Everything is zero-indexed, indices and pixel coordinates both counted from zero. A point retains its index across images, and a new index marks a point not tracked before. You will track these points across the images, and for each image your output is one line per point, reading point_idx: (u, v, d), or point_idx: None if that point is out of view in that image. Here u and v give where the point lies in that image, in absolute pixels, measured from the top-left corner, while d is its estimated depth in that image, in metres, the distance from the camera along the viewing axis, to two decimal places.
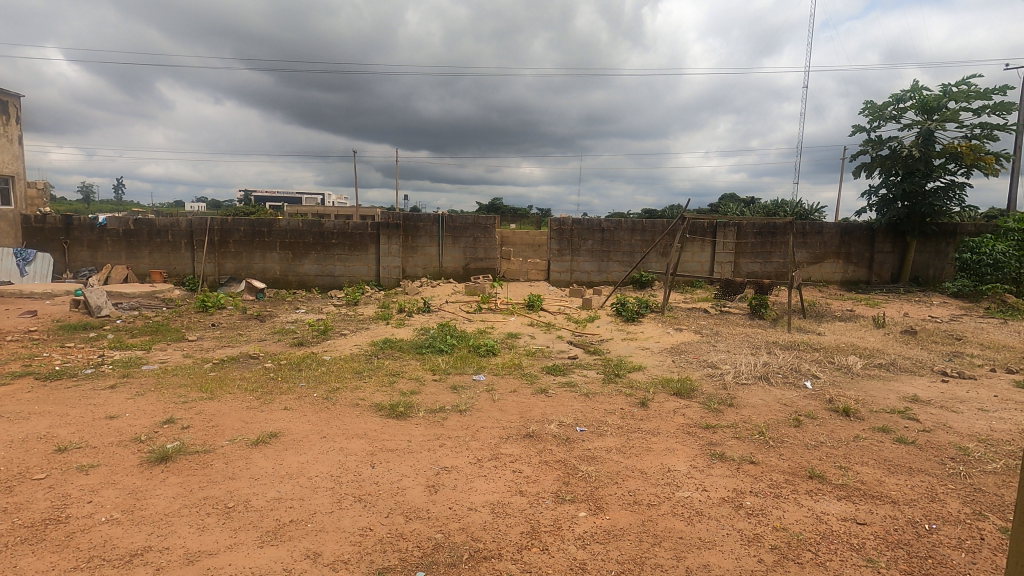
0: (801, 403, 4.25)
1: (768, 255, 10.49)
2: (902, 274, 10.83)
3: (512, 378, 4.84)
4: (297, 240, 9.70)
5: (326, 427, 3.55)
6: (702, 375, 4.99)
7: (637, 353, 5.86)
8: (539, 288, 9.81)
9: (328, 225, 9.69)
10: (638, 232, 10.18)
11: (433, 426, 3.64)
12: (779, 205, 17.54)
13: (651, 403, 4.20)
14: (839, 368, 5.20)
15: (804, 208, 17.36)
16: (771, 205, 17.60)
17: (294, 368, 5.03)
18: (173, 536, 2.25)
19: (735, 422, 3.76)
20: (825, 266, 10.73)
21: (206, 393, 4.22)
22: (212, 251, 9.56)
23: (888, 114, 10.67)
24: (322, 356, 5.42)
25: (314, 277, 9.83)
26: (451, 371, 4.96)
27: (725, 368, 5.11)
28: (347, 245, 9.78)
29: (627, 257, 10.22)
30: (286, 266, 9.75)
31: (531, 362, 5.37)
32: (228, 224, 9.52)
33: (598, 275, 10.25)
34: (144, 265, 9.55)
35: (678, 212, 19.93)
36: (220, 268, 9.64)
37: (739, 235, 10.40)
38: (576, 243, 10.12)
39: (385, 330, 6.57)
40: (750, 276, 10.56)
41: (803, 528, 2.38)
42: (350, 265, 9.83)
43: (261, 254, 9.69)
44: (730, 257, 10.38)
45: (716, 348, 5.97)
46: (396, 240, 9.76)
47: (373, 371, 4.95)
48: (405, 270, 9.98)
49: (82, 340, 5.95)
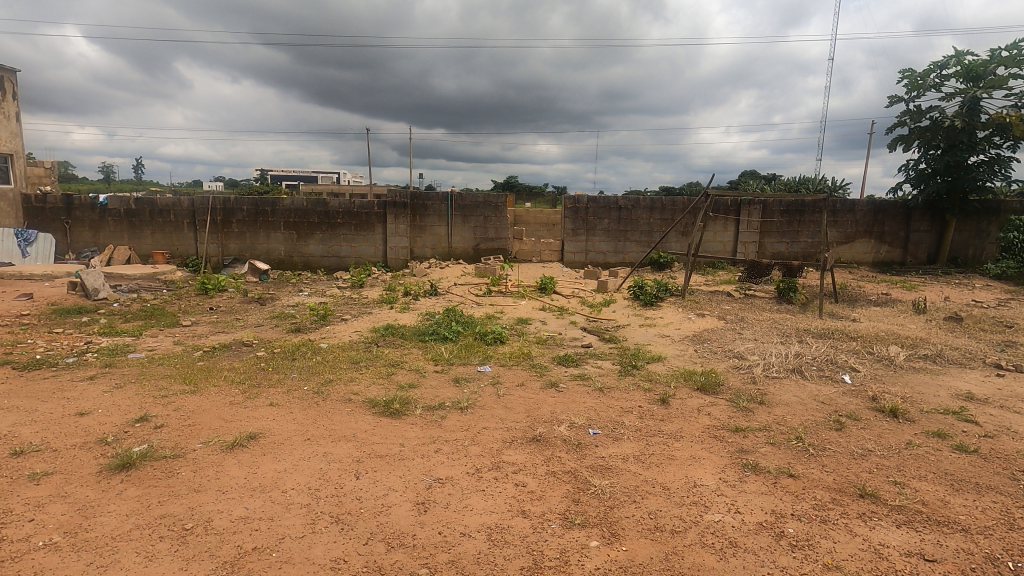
0: (841, 401, 3.82)
1: (795, 235, 9.97)
2: (940, 255, 10.18)
3: (521, 370, 4.47)
4: (302, 220, 9.37)
5: (312, 428, 3.21)
6: (728, 368, 4.57)
7: (656, 342, 5.44)
8: (552, 270, 9.39)
9: (333, 204, 9.34)
10: (657, 211, 9.66)
11: (430, 426, 3.29)
12: (801, 182, 16.88)
13: (673, 400, 3.80)
14: (880, 359, 4.73)
15: (829, 185, 16.60)
16: (793, 182, 16.96)
17: (288, 357, 4.71)
18: (115, 568, 1.93)
19: (769, 425, 3.35)
20: (856, 246, 10.12)
21: (189, 385, 3.92)
22: (214, 231, 9.27)
23: (929, 82, 9.90)
24: (318, 344, 5.09)
25: (319, 257, 9.51)
26: (454, 362, 4.60)
27: (754, 360, 4.68)
28: (353, 225, 9.42)
29: (645, 237, 9.73)
30: (291, 246, 9.44)
31: (541, 352, 5.00)
32: (231, 203, 9.21)
33: (615, 256, 9.79)
34: (146, 245, 9.30)
35: (697, 189, 19.37)
36: (223, 248, 9.36)
37: (765, 213, 9.80)
38: (591, 223, 9.64)
39: (388, 315, 6.23)
40: (776, 257, 10.03)
41: (860, 568, 1.98)
42: (357, 246, 9.49)
43: (265, 234, 9.38)
44: (755, 237, 9.82)
45: (743, 336, 5.52)
46: (403, 219, 9.38)
47: (371, 360, 4.60)
48: (413, 250, 9.61)
49: (73, 324, 5.70)
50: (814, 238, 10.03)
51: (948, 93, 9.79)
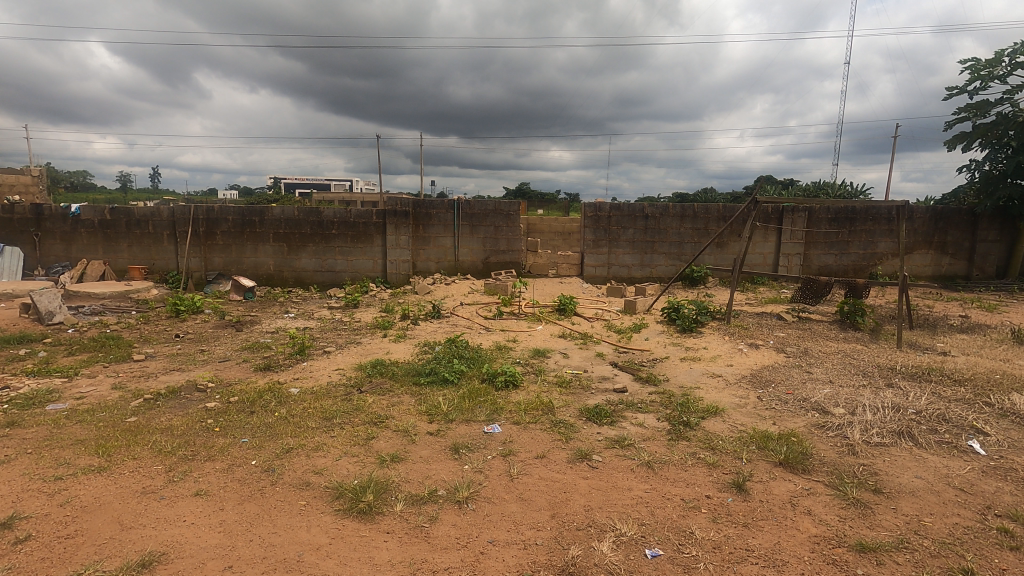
0: (989, 488, 2.75)
1: (845, 246, 8.84)
2: (1012, 268, 9.05)
3: (540, 431, 3.44)
4: (293, 231, 8.46)
5: (242, 544, 2.22)
6: (810, 427, 3.50)
7: (706, 384, 4.39)
8: (571, 286, 8.37)
9: (327, 213, 8.42)
10: (688, 220, 8.62)
11: (411, 539, 2.28)
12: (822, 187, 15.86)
13: (753, 486, 2.75)
14: (1006, 415, 3.64)
15: (853, 189, 15.53)
16: (814, 188, 15.93)
17: (245, 409, 3.72)
18: None
19: (908, 539, 2.29)
20: (914, 258, 8.97)
21: (100, 460, 2.95)
22: (196, 243, 8.37)
23: (996, 72, 8.74)
24: (288, 389, 4.11)
25: (312, 272, 8.58)
26: (454, 418, 3.59)
27: (842, 415, 3.61)
28: (349, 236, 8.49)
29: (674, 249, 8.69)
30: (281, 260, 8.53)
31: (565, 400, 3.97)
32: (215, 212, 8.33)
33: (640, 270, 8.75)
34: (123, 260, 8.44)
35: (711, 195, 18.40)
36: (206, 262, 8.46)
37: (810, 221, 8.71)
38: (614, 233, 8.59)
39: (379, 346, 5.24)
40: (823, 271, 8.91)
41: None
42: (353, 259, 8.55)
43: (252, 247, 8.48)
44: (799, 249, 8.72)
45: (814, 377, 4.44)
46: (405, 230, 8.42)
47: (349, 416, 3.60)
48: (415, 264, 8.64)
49: (4, 360, 4.77)
50: (866, 249, 8.90)
51: (1019, 83, 8.62)
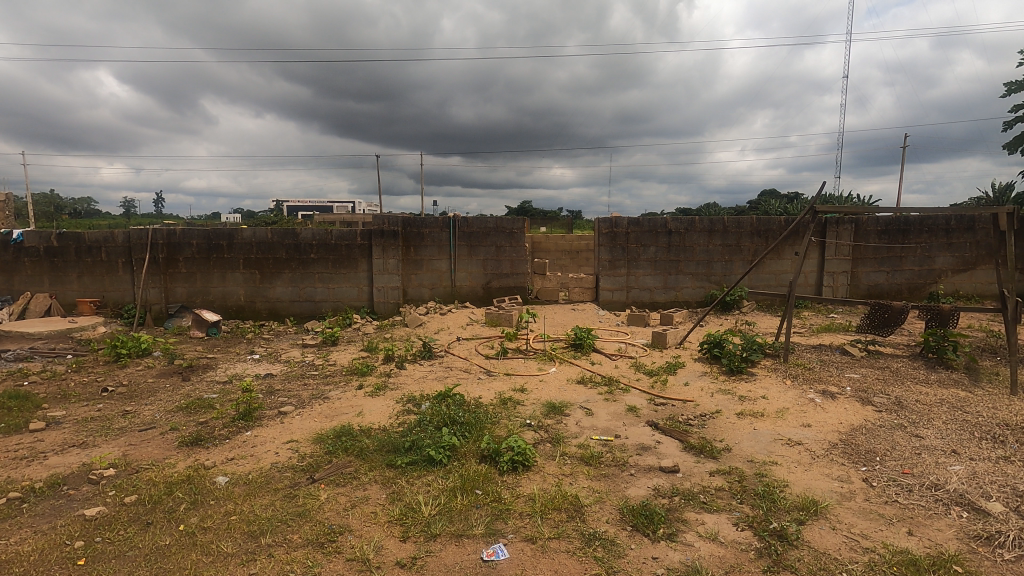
0: None
1: (897, 262, 7.73)
2: None
3: (567, 555, 2.30)
4: (265, 255, 7.41)
5: None
6: (970, 545, 2.34)
7: (785, 458, 3.24)
8: (585, 314, 7.27)
9: (304, 235, 7.37)
10: (718, 235, 7.54)
11: None
12: (835, 200, 14.92)
13: None
14: None
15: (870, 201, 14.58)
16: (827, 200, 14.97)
17: (140, 519, 2.59)
18: None
19: None
20: (977, 275, 7.84)
21: None
22: (155, 271, 7.31)
23: None
24: (214, 480, 2.98)
25: (288, 303, 7.50)
26: (439, 532, 2.45)
27: (1011, 520, 2.44)
28: (330, 261, 7.43)
29: (703, 269, 7.60)
30: (252, 289, 7.45)
31: (597, 493, 2.82)
32: (177, 236, 7.29)
33: (664, 294, 7.64)
34: (72, 292, 7.38)
35: (716, 210, 17.48)
36: (167, 293, 7.38)
37: (857, 234, 7.60)
38: (633, 251, 7.50)
39: (350, 404, 4.11)
40: (873, 291, 7.78)
41: None
42: (335, 287, 7.48)
43: (220, 275, 7.42)
44: (845, 267, 7.62)
45: (931, 445, 3.28)
46: (393, 252, 7.35)
47: (286, 531, 2.47)
48: (406, 291, 7.55)
49: None
50: (922, 265, 7.77)
51: None
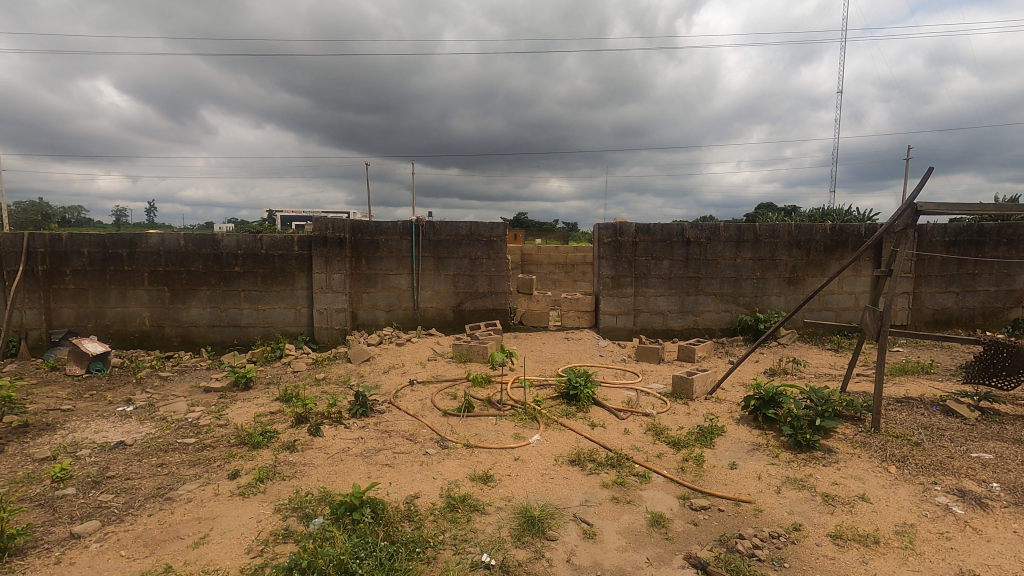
0: None
1: (969, 281, 6.22)
2: None
3: None
4: (177, 268, 5.83)
5: None
6: None
7: None
8: (583, 346, 5.72)
9: (227, 242, 5.80)
10: (750, 246, 6.01)
11: None
12: None
13: None
14: None
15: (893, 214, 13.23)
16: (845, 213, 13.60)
17: None
18: None
19: None
20: None
21: None
22: (34, 288, 5.72)
23: None
24: None
25: (206, 328, 5.92)
26: None
27: None
28: (260, 276, 5.86)
29: (729, 288, 6.07)
30: (160, 311, 5.88)
31: None
32: (63, 243, 5.71)
33: (680, 319, 6.10)
34: None
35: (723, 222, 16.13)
36: (51, 315, 5.79)
37: (921, 245, 6.11)
38: (642, 265, 5.96)
39: (200, 514, 2.52)
40: (940, 317, 6.27)
41: None
42: (266, 308, 5.91)
43: (119, 293, 5.84)
44: (907, 286, 6.11)
45: None
46: (338, 265, 5.78)
47: None
48: (356, 315, 5.98)
49: None
50: (999, 285, 6.27)
51: None
